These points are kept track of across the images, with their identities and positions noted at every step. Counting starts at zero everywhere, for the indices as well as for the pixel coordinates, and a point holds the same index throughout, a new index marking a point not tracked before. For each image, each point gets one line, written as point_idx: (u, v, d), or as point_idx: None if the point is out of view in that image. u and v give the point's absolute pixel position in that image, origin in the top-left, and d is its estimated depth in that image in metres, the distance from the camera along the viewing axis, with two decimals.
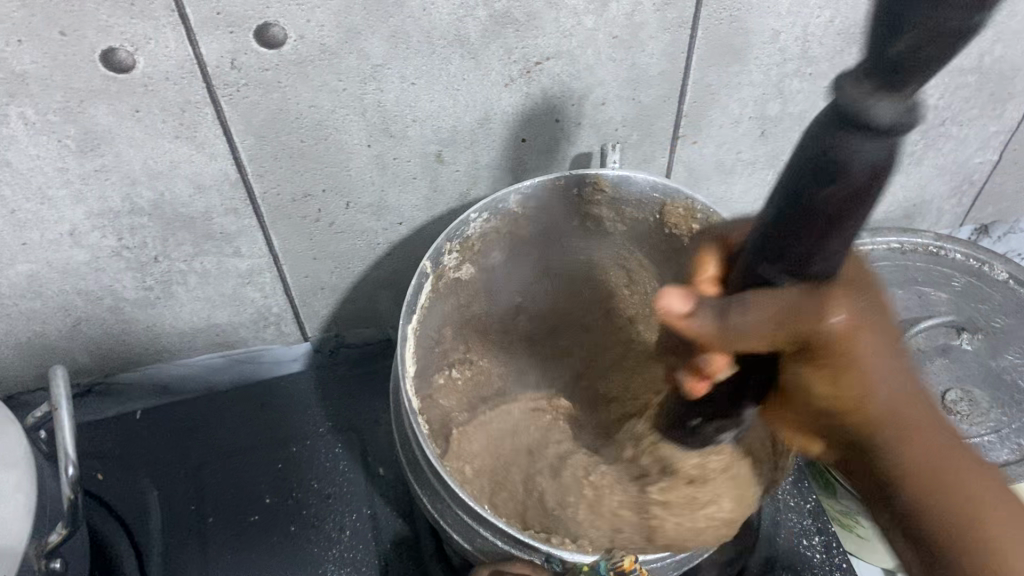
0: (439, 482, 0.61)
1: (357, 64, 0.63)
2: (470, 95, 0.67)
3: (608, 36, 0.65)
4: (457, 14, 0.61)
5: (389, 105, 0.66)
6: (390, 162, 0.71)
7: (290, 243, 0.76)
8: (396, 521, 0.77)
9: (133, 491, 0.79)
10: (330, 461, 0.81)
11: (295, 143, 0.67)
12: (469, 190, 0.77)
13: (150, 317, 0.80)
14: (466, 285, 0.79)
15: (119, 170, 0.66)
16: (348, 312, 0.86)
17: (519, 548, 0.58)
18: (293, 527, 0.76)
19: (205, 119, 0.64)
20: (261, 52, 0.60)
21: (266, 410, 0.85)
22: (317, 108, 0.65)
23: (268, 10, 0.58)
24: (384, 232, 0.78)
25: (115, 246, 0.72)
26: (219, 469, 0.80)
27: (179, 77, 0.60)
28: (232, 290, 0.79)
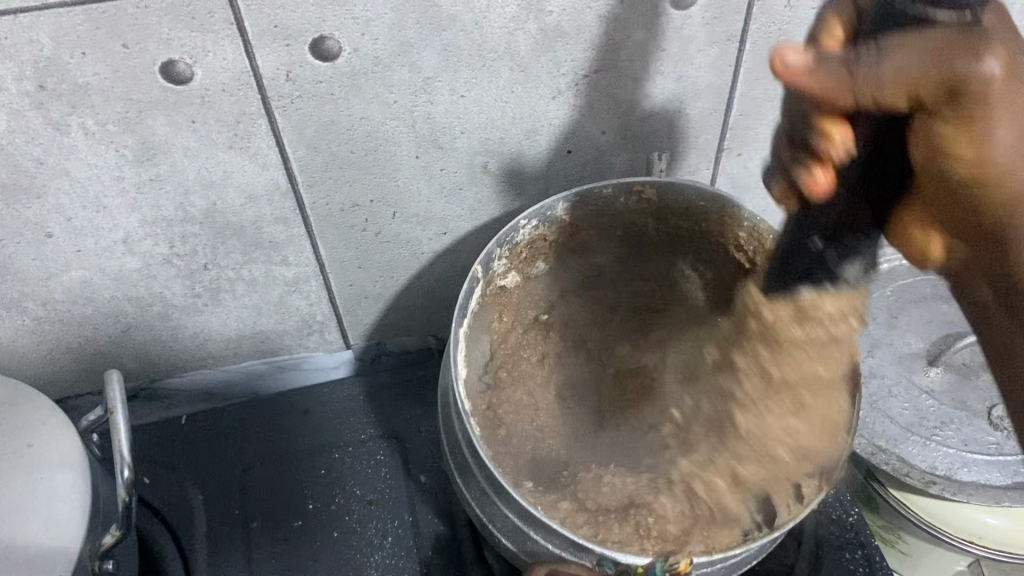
0: (492, 491, 0.62)
1: (409, 77, 0.63)
2: (518, 107, 0.68)
3: (656, 49, 0.66)
4: (509, 28, 0.62)
5: (439, 117, 0.67)
6: (437, 173, 0.72)
7: (337, 252, 0.77)
8: (439, 528, 0.78)
9: (180, 495, 0.80)
10: (372, 469, 0.82)
11: (346, 153, 0.68)
12: (514, 201, 0.77)
13: (197, 324, 0.81)
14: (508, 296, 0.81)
15: (173, 179, 0.67)
16: (391, 321, 0.87)
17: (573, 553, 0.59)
18: (337, 533, 0.77)
19: (259, 130, 0.65)
20: (316, 64, 0.61)
21: (309, 417, 0.86)
22: (369, 120, 0.66)
23: (324, 24, 0.59)
24: (429, 242, 0.79)
25: (167, 253, 0.73)
26: (264, 474, 0.81)
27: (235, 89, 0.61)
28: (278, 298, 0.80)
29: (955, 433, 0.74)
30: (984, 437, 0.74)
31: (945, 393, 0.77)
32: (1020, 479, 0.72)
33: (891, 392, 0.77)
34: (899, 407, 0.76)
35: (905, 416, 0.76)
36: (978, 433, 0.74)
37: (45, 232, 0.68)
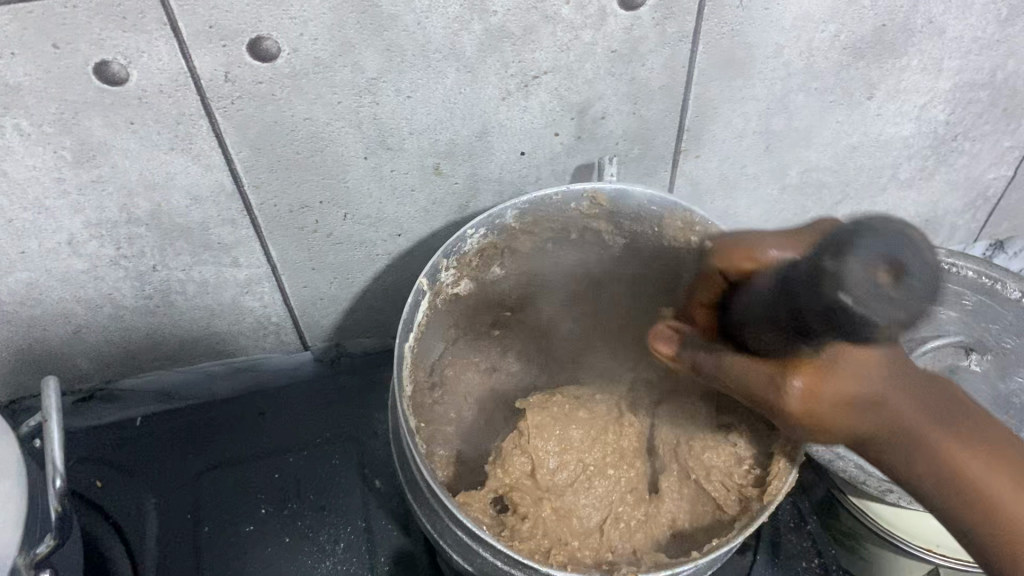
0: (437, 504, 0.62)
1: (352, 77, 0.62)
2: (467, 108, 0.67)
3: (607, 50, 0.64)
4: (452, 29, 0.60)
5: (386, 118, 0.66)
6: (387, 174, 0.71)
7: (289, 253, 0.76)
8: (393, 534, 0.77)
9: (129, 500, 0.79)
10: (327, 473, 0.81)
11: (291, 154, 0.67)
12: (468, 203, 0.76)
13: (151, 325, 0.80)
14: (465, 300, 0.80)
15: (115, 181, 0.66)
16: (350, 322, 0.86)
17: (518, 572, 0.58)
18: (288, 539, 0.76)
19: (200, 131, 0.63)
20: (254, 65, 0.60)
21: (265, 420, 0.85)
22: (313, 120, 0.65)
23: (260, 24, 0.57)
24: (383, 244, 0.78)
25: (113, 255, 0.72)
26: (218, 477, 0.80)
27: (172, 90, 0.60)
28: (231, 300, 0.79)
29: None
30: None
31: None
32: None
33: None
34: None
35: None
36: None
37: None
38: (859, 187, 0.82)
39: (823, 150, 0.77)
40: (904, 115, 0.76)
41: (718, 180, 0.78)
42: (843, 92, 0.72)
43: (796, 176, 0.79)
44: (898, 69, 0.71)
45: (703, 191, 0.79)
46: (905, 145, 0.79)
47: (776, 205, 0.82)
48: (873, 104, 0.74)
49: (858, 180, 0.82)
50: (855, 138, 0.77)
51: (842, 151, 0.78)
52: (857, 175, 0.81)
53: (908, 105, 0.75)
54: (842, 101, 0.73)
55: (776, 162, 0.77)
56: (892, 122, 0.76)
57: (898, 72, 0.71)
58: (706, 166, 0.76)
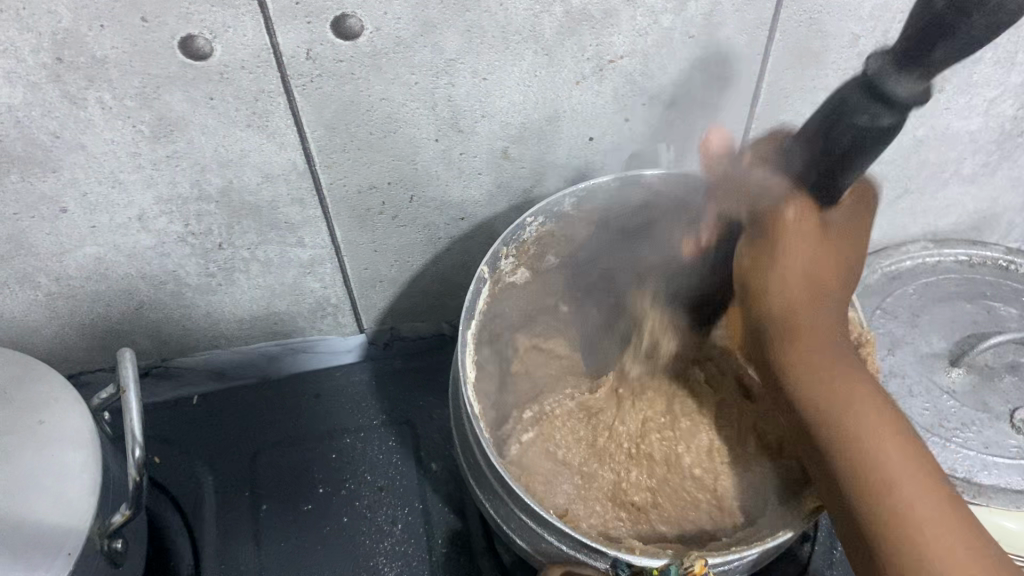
0: (506, 492, 0.61)
1: (430, 58, 0.62)
2: (540, 92, 0.67)
3: (684, 35, 0.64)
4: (534, 10, 0.60)
5: (459, 100, 0.66)
6: (456, 157, 0.71)
7: (353, 234, 0.76)
8: (450, 516, 0.77)
9: (189, 477, 0.79)
10: (383, 454, 0.81)
11: (364, 135, 0.67)
12: (532, 188, 0.76)
13: (211, 304, 0.80)
14: (521, 288, 0.80)
15: (190, 156, 0.66)
16: (405, 306, 0.86)
17: (589, 554, 0.58)
18: (345, 518, 0.76)
19: (278, 109, 0.64)
20: (337, 43, 0.60)
21: (320, 401, 0.86)
22: (389, 101, 0.65)
23: (346, 1, 0.58)
24: (445, 227, 0.78)
25: (182, 232, 0.72)
26: (275, 457, 0.81)
27: (254, 66, 0.60)
28: (293, 280, 0.80)
29: (975, 435, 0.72)
30: (1006, 440, 0.72)
31: (967, 394, 0.74)
32: None
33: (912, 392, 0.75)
34: (919, 408, 0.74)
35: (924, 417, 0.73)
36: (1000, 436, 0.72)
37: (60, 207, 0.68)
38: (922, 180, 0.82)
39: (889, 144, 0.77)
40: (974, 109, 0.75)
41: None
42: None
43: None
44: (972, 62, 0.71)
45: None
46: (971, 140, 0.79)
47: None
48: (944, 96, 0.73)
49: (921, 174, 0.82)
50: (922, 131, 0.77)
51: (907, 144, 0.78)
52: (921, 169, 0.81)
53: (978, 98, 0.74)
54: None
55: None
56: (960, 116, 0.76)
57: (971, 65, 0.71)
58: None
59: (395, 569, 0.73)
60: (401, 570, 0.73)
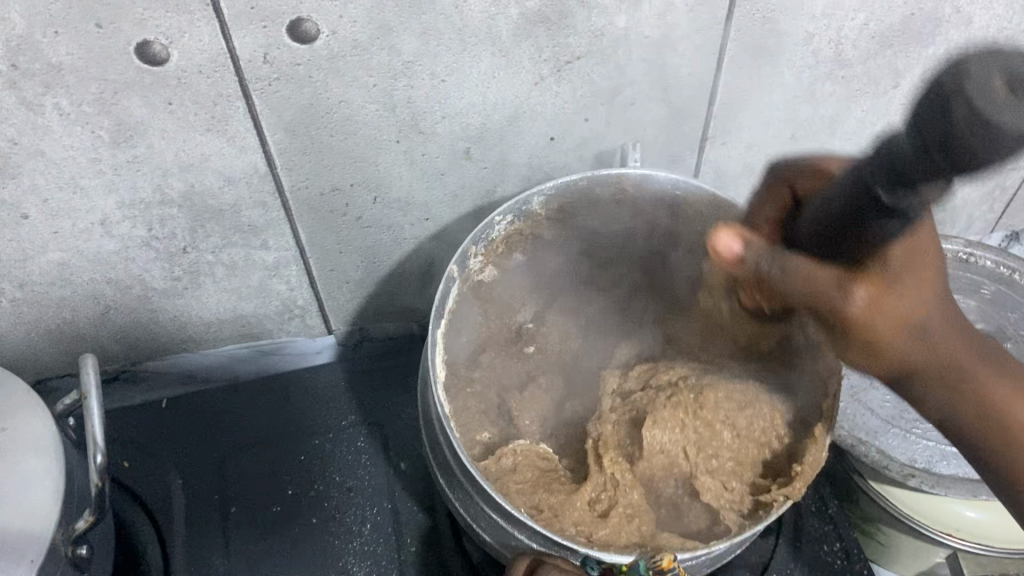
0: (473, 491, 0.62)
1: (388, 60, 0.63)
2: (500, 93, 0.67)
3: (640, 35, 0.65)
4: (489, 12, 0.61)
5: (419, 102, 0.66)
6: (418, 158, 0.71)
7: (318, 237, 0.76)
8: (419, 515, 0.78)
9: (158, 480, 0.80)
10: (354, 454, 0.81)
11: (325, 137, 0.67)
12: (495, 188, 0.77)
13: (178, 307, 0.81)
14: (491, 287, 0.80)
15: (150, 161, 0.66)
16: (374, 306, 0.87)
17: (555, 548, 0.59)
18: (316, 519, 0.76)
19: (237, 113, 0.64)
20: (294, 47, 0.60)
21: (291, 403, 0.86)
22: (348, 103, 0.65)
23: (301, 5, 0.58)
24: (410, 228, 0.78)
25: (145, 236, 0.73)
26: (245, 458, 0.81)
27: (211, 70, 0.61)
28: (259, 283, 0.80)
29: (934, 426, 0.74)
30: None
31: None
32: None
33: (873, 383, 0.77)
34: (880, 399, 0.76)
35: (886, 409, 0.76)
36: None
37: (20, 213, 0.68)
38: None
39: (847, 139, 0.78)
40: None
41: (743, 167, 0.79)
42: (869, 81, 0.73)
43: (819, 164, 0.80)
44: (925, 59, 0.72)
45: (729, 178, 0.79)
46: None
47: None
48: (899, 93, 0.75)
49: None
50: (879, 127, 0.78)
51: (865, 140, 0.79)
52: None
53: None
54: (867, 90, 0.74)
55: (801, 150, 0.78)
56: None
57: (925, 62, 0.72)
58: (732, 154, 0.77)
59: (365, 569, 0.74)
60: (370, 570, 0.74)
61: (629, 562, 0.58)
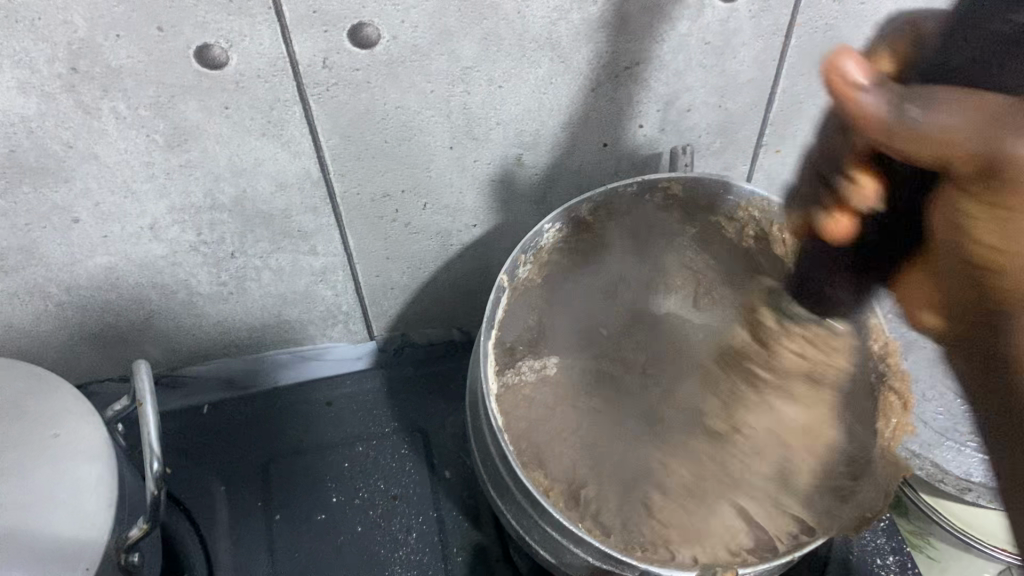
0: (527, 504, 0.61)
1: (447, 66, 0.62)
2: (556, 99, 0.66)
3: (700, 42, 0.64)
4: (551, 18, 0.60)
5: (475, 107, 0.66)
6: (470, 165, 0.71)
7: (366, 242, 0.76)
8: (465, 525, 0.77)
9: (202, 489, 0.79)
10: (397, 462, 0.81)
11: (379, 143, 0.67)
12: (545, 195, 0.76)
13: (222, 312, 0.80)
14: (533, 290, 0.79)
15: (203, 166, 0.66)
16: (416, 312, 0.86)
17: (614, 563, 0.59)
18: (361, 528, 0.76)
19: (293, 118, 0.63)
20: (354, 51, 0.60)
21: (333, 409, 0.85)
22: (404, 109, 0.65)
23: (364, 10, 0.57)
24: (457, 234, 0.78)
25: (194, 241, 0.72)
26: (287, 465, 0.80)
27: (270, 75, 0.60)
28: (304, 288, 0.79)
29: None
30: None
31: None
32: None
33: (926, 396, 0.77)
34: (933, 412, 0.76)
35: (940, 421, 0.75)
36: None
37: (71, 217, 0.67)
38: None
39: None
40: None
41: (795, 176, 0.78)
42: None
43: None
44: None
45: (780, 186, 0.78)
46: None
47: None
48: None
49: None
50: None
51: None
52: None
53: None
54: None
55: None
56: None
57: None
58: (785, 162, 0.76)
59: None
60: None
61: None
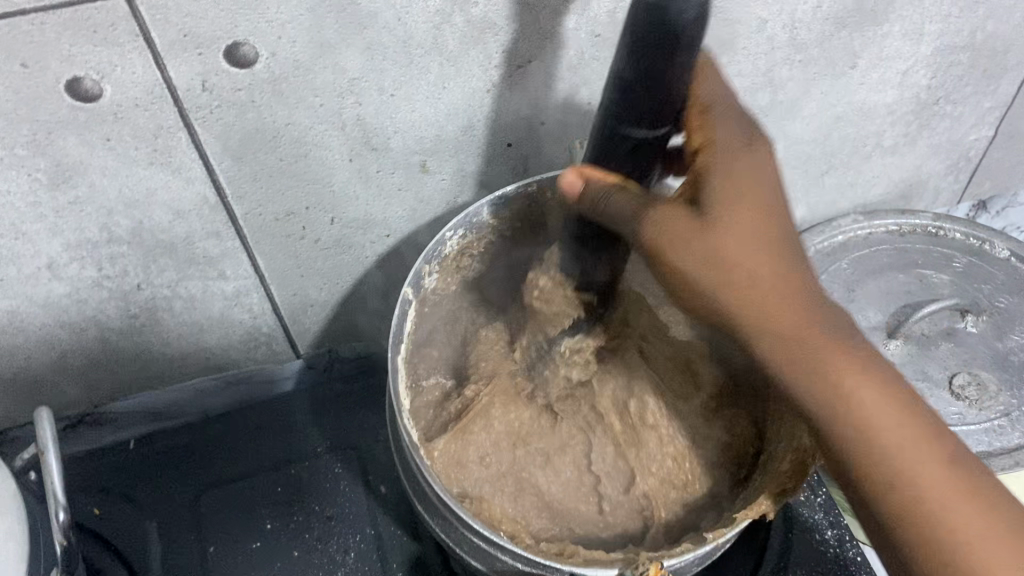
0: (451, 514, 0.60)
1: (333, 79, 0.60)
2: (452, 103, 0.65)
3: (590, 35, 0.63)
4: (433, 22, 0.59)
5: (369, 118, 0.64)
6: (373, 175, 0.69)
7: (276, 262, 0.74)
8: (403, 538, 0.76)
9: (132, 527, 0.77)
10: (331, 482, 0.79)
11: (275, 161, 0.65)
12: (456, 198, 0.75)
13: (138, 345, 0.78)
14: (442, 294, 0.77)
15: (93, 201, 0.63)
16: (340, 327, 0.84)
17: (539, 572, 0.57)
18: (297, 552, 0.74)
19: (179, 144, 0.61)
20: (232, 71, 0.58)
21: (263, 432, 0.83)
22: (295, 125, 0.63)
23: (236, 29, 0.55)
24: (370, 246, 0.76)
25: (96, 276, 0.70)
26: (219, 495, 0.78)
27: (148, 103, 0.58)
28: (220, 313, 0.77)
29: None
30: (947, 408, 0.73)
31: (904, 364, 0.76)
32: (985, 448, 0.71)
33: None
34: None
35: None
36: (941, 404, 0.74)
37: None
38: (845, 156, 0.82)
39: (808, 123, 0.77)
40: (887, 82, 0.75)
41: None
42: (826, 63, 0.71)
43: (782, 150, 0.79)
44: (880, 37, 0.71)
45: None
46: (887, 113, 0.79)
47: None
48: (857, 72, 0.73)
49: (843, 150, 0.82)
50: (839, 108, 0.76)
51: (827, 121, 0.78)
52: (842, 145, 0.81)
53: (890, 71, 0.74)
54: (826, 72, 0.72)
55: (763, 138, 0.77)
56: (875, 90, 0.76)
57: (880, 40, 0.71)
58: None
59: None
60: None
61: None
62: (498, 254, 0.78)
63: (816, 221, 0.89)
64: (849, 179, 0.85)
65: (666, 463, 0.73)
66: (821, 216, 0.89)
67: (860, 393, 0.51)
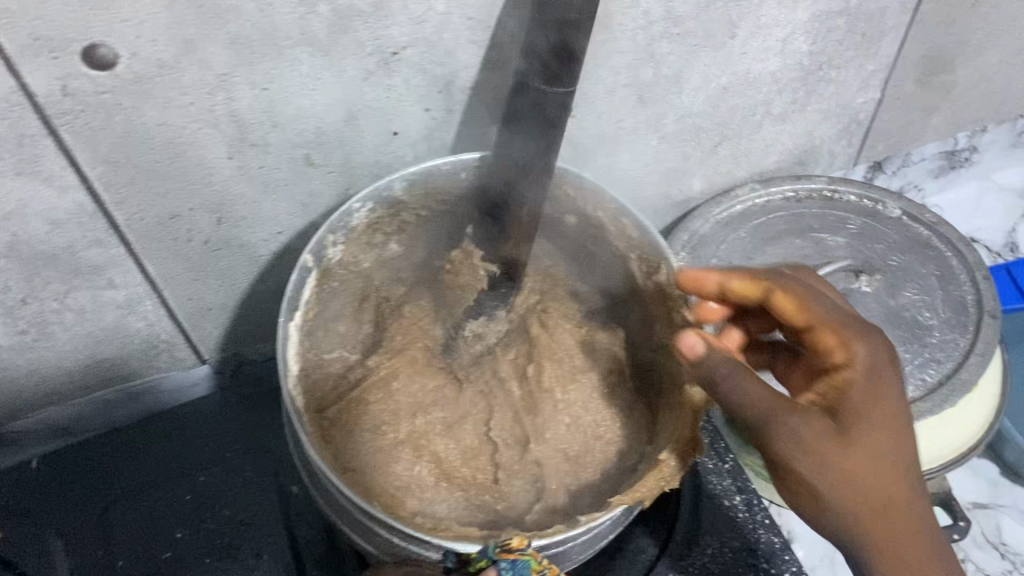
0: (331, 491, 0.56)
1: (201, 76, 0.59)
2: (330, 95, 0.64)
3: (463, 18, 0.62)
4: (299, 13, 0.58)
5: (244, 114, 0.63)
6: (257, 172, 0.68)
7: (166, 267, 0.72)
8: (316, 536, 0.75)
9: (35, 547, 0.75)
10: (242, 486, 0.78)
11: (151, 163, 0.64)
12: (348, 191, 0.74)
13: (31, 362, 0.76)
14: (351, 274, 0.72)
15: None
16: (244, 329, 0.83)
17: (417, 546, 0.54)
18: (208, 559, 0.73)
19: (46, 151, 0.60)
20: (93, 74, 0.56)
21: (171, 441, 0.82)
22: (166, 125, 0.61)
23: (91, 31, 0.54)
24: (263, 244, 0.75)
25: None
26: (126, 507, 0.77)
27: (6, 112, 0.56)
28: (114, 322, 0.75)
29: None
30: None
31: None
32: None
33: None
34: None
35: None
36: None
37: None
38: (736, 126, 0.83)
39: (695, 95, 0.78)
40: (768, 50, 0.76)
41: (598, 137, 0.78)
42: (705, 35, 0.72)
43: (672, 124, 0.80)
44: (756, 6, 0.71)
45: (585, 149, 0.78)
46: (773, 81, 0.80)
47: (657, 153, 0.83)
48: (737, 42, 0.74)
49: (734, 120, 0.83)
50: (725, 78, 0.77)
51: (714, 93, 0.78)
52: (732, 116, 0.82)
53: (770, 40, 0.75)
54: (706, 44, 0.73)
55: (652, 112, 0.78)
56: (757, 59, 0.77)
57: (756, 9, 0.72)
58: (584, 125, 0.76)
59: None
60: None
61: (479, 548, 0.53)
62: (417, 227, 0.74)
63: (716, 192, 0.91)
64: (743, 149, 0.87)
65: (559, 430, 0.71)
66: (720, 187, 0.90)
67: (864, 447, 0.50)
